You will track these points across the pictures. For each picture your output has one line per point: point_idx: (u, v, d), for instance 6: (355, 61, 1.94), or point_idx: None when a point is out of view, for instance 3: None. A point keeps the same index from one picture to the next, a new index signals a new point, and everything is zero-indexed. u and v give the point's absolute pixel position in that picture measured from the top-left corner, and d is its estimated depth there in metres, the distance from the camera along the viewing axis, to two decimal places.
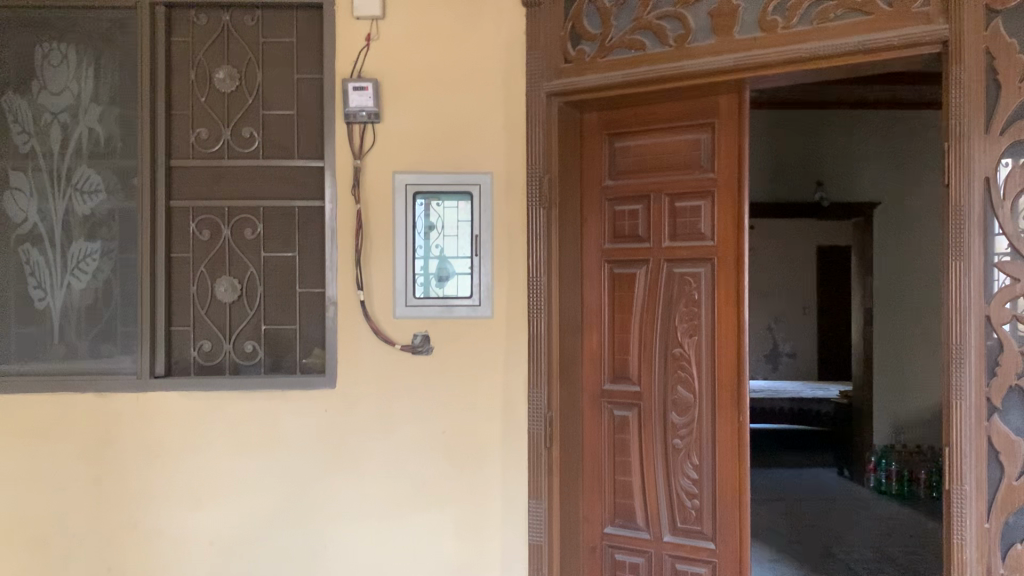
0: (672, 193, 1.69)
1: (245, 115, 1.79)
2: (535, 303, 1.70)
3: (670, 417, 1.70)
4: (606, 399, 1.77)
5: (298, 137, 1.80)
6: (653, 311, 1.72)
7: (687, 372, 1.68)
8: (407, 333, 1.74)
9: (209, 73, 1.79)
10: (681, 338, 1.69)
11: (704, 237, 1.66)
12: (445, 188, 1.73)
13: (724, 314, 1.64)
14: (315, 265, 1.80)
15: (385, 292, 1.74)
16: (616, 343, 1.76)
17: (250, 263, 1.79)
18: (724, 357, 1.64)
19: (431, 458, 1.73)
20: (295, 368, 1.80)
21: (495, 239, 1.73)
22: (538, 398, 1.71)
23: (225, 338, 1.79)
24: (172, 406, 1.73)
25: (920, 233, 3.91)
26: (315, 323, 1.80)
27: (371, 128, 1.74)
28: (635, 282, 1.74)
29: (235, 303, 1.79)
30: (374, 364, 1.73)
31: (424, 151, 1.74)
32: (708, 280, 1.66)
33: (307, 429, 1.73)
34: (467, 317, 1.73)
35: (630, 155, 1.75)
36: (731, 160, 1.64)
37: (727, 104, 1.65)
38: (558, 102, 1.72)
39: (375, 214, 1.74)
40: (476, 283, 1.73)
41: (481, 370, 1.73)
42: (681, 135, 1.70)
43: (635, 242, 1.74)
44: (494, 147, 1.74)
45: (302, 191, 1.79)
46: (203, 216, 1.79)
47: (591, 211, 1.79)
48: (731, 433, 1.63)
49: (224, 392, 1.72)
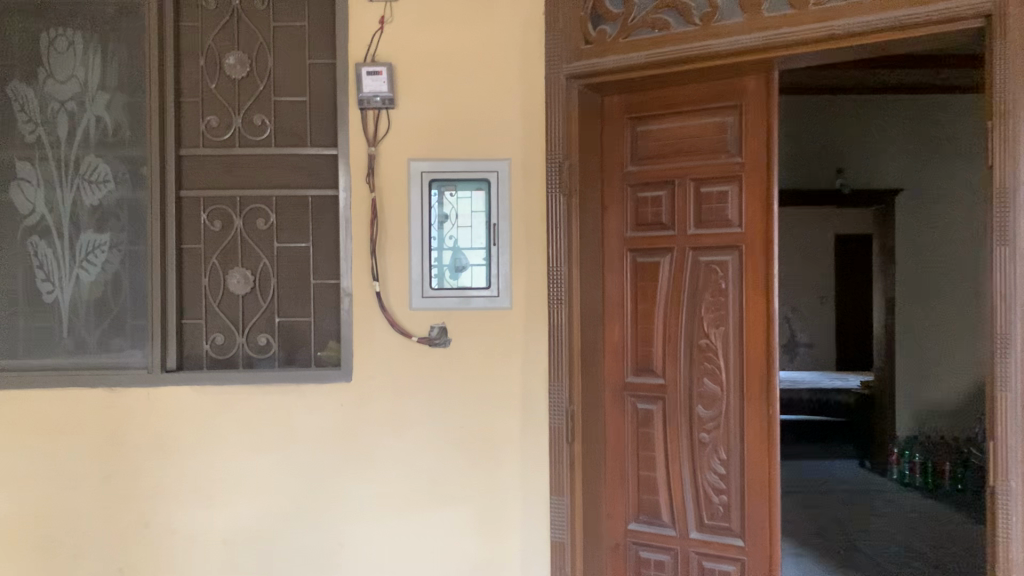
0: (697, 179, 1.64)
1: (256, 101, 1.74)
2: (556, 293, 1.66)
3: (696, 411, 1.65)
4: (629, 392, 1.71)
5: (311, 124, 1.75)
6: (678, 300, 1.66)
7: (714, 364, 1.63)
8: (424, 326, 1.69)
9: (219, 58, 1.74)
10: (707, 329, 1.64)
11: (731, 223, 1.61)
12: (461, 176, 1.68)
13: (752, 303, 1.59)
14: (329, 256, 1.75)
15: (401, 283, 1.69)
16: (640, 335, 1.71)
17: (263, 254, 1.74)
18: (752, 347, 1.59)
19: (449, 454, 1.69)
20: (309, 362, 1.75)
21: (514, 228, 1.68)
22: (559, 391, 1.66)
23: (238, 331, 1.74)
24: (185, 401, 1.69)
25: (944, 220, 3.81)
26: (329, 315, 1.75)
27: (386, 114, 1.69)
28: (658, 272, 1.68)
29: (248, 295, 1.75)
30: (390, 358, 1.68)
31: (440, 137, 1.69)
32: (736, 269, 1.61)
33: (322, 424, 1.69)
34: (485, 308, 1.68)
35: (652, 140, 1.69)
36: (758, 143, 1.58)
37: (754, 86, 1.59)
38: (579, 85, 1.67)
39: (389, 203, 1.69)
40: (493, 273, 1.68)
41: (500, 363, 1.68)
42: (706, 118, 1.64)
43: (659, 229, 1.68)
44: (512, 132, 1.69)
45: (314, 180, 1.74)
46: (214, 206, 1.74)
47: (612, 198, 1.73)
48: (761, 426, 1.59)
49: (237, 387, 1.68)
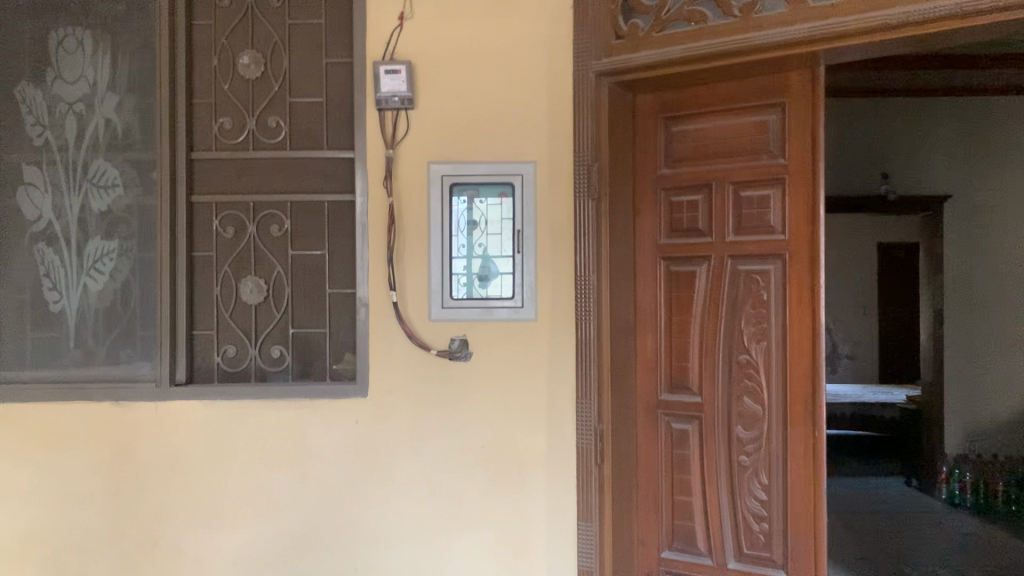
0: (737, 182, 1.53)
1: (271, 102, 1.67)
2: (584, 304, 1.55)
3: (735, 431, 1.53)
4: (662, 411, 1.60)
5: (327, 126, 1.66)
6: (716, 313, 1.55)
7: (755, 382, 1.52)
8: (444, 338, 1.59)
9: (233, 58, 1.67)
10: (747, 344, 1.52)
11: (773, 230, 1.50)
12: (486, 180, 1.58)
13: (797, 316, 1.48)
14: (346, 265, 1.66)
15: (420, 293, 1.59)
16: (674, 350, 1.59)
17: (277, 262, 1.66)
18: (796, 364, 1.48)
19: (470, 475, 1.59)
20: (324, 375, 1.66)
21: (540, 235, 1.58)
22: (587, 409, 1.55)
23: (250, 342, 1.67)
24: (194, 416, 1.61)
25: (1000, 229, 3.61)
26: (346, 327, 1.66)
27: (405, 115, 1.60)
28: (694, 282, 1.57)
29: (261, 305, 1.67)
30: (409, 372, 1.59)
31: (462, 140, 1.60)
32: (779, 279, 1.50)
33: (337, 442, 1.60)
34: (509, 320, 1.58)
35: (688, 140, 1.59)
36: (804, 143, 1.47)
37: (799, 83, 1.47)
38: (609, 82, 1.56)
39: (408, 208, 1.60)
40: (519, 282, 1.58)
41: (525, 379, 1.58)
42: (746, 117, 1.53)
43: (695, 236, 1.57)
44: (538, 133, 1.59)
45: (331, 185, 1.66)
46: (226, 212, 1.67)
47: (645, 203, 1.62)
48: (805, 450, 1.47)
49: (249, 401, 1.60)
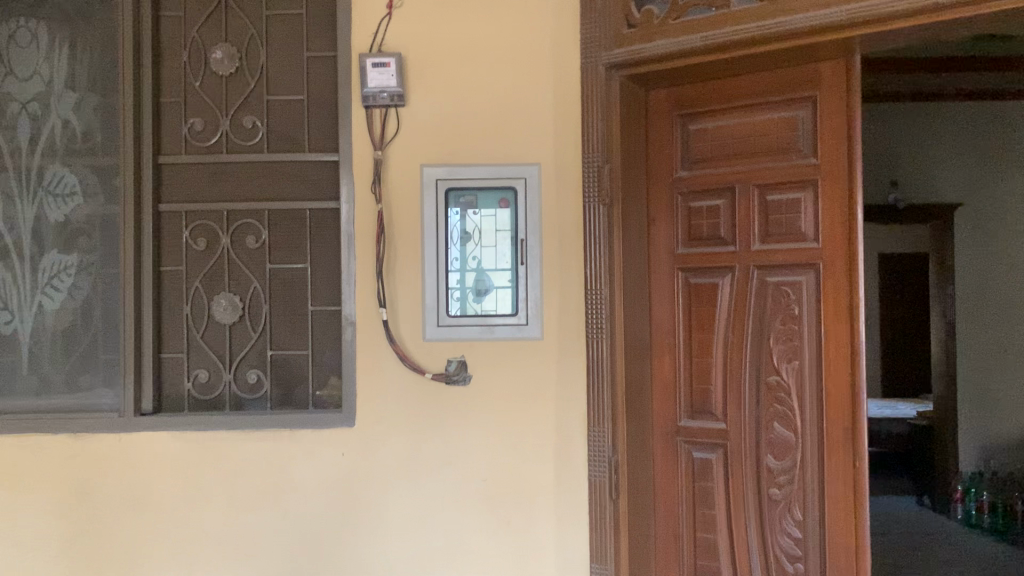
0: (763, 184, 1.38)
1: (246, 101, 1.51)
2: (596, 321, 1.40)
3: (765, 461, 1.38)
4: (682, 439, 1.45)
5: (309, 127, 1.51)
6: (742, 330, 1.40)
7: (786, 407, 1.36)
8: (440, 361, 1.43)
9: (204, 53, 1.51)
10: (777, 364, 1.37)
11: (805, 237, 1.35)
12: (485, 184, 1.43)
13: (834, 333, 1.33)
14: (330, 280, 1.51)
15: (413, 310, 1.44)
16: (695, 372, 1.44)
17: (253, 277, 1.50)
18: (833, 385, 1.33)
19: (470, 513, 1.42)
20: (307, 403, 1.50)
21: (546, 245, 1.43)
22: (600, 437, 1.40)
23: (224, 367, 1.50)
24: (163, 448, 1.44)
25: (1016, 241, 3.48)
26: (330, 348, 1.50)
27: (394, 113, 1.45)
28: (717, 295, 1.42)
29: (235, 325, 1.51)
30: (400, 398, 1.43)
31: (459, 141, 1.44)
32: (813, 292, 1.35)
33: (321, 478, 1.43)
34: (513, 339, 1.42)
35: (708, 139, 1.44)
36: (838, 140, 1.32)
37: (832, 74, 1.33)
38: (620, 76, 1.41)
39: (399, 216, 1.44)
40: (523, 297, 1.42)
41: (530, 405, 1.42)
42: (772, 113, 1.38)
43: (716, 245, 1.42)
44: (542, 132, 1.44)
45: (312, 191, 1.50)
46: (197, 222, 1.51)
47: (660, 210, 1.47)
48: (844, 483, 1.31)
49: (223, 432, 1.44)
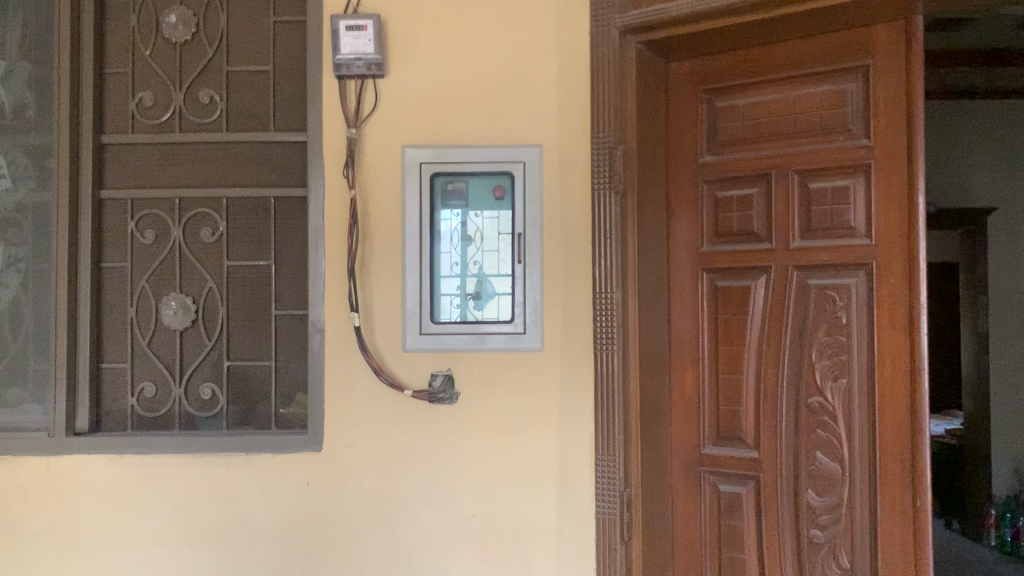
0: (804, 170, 1.17)
1: (203, 73, 1.31)
2: (605, 329, 1.18)
3: (804, 497, 1.16)
4: (705, 468, 1.23)
5: (274, 103, 1.30)
6: (778, 342, 1.18)
7: (831, 433, 1.15)
8: (423, 376, 1.22)
9: (156, 17, 1.32)
10: (820, 383, 1.16)
11: (855, 232, 1.14)
12: (476, 169, 1.22)
13: (889, 347, 1.11)
14: (298, 281, 1.30)
15: (392, 315, 1.23)
16: (722, 391, 1.23)
17: (208, 275, 1.30)
18: (889, 410, 1.11)
19: (456, 555, 1.21)
20: (269, 422, 1.29)
21: (547, 241, 1.22)
22: (609, 466, 1.18)
23: (174, 380, 1.30)
24: (98, 474, 1.24)
25: None
26: (297, 358, 1.30)
27: (372, 85, 1.24)
28: (749, 300, 1.20)
29: (187, 331, 1.30)
30: (376, 418, 1.22)
31: (447, 119, 1.24)
32: (864, 297, 1.13)
33: (281, 513, 1.22)
34: (507, 350, 1.21)
35: (738, 118, 1.23)
36: (896, 118, 1.11)
37: (889, 40, 1.11)
38: (636, 42, 1.20)
39: (376, 207, 1.23)
40: (519, 301, 1.21)
41: (528, 429, 1.21)
42: (816, 87, 1.17)
43: (748, 242, 1.21)
44: (544, 109, 1.23)
45: (278, 176, 1.29)
46: (145, 211, 1.31)
47: (680, 200, 1.26)
48: (902, 528, 1.10)
49: (169, 456, 1.23)
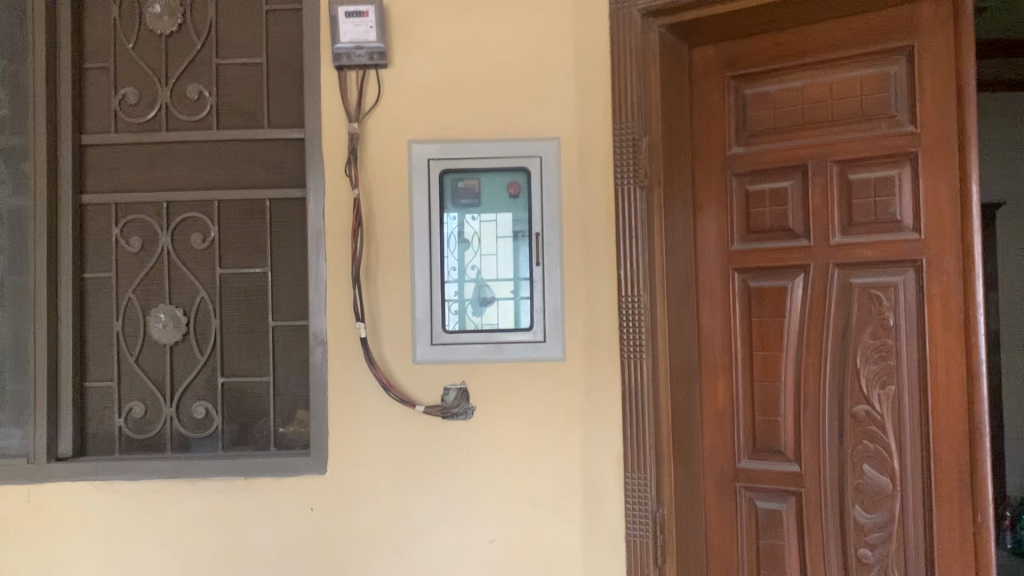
0: (843, 160, 1.09)
1: (191, 67, 1.22)
2: (632, 335, 1.09)
3: (852, 513, 1.08)
4: (741, 484, 1.14)
5: (268, 97, 1.21)
6: (819, 346, 1.09)
7: (879, 444, 1.06)
8: (435, 390, 1.13)
9: (140, 8, 1.22)
10: (867, 389, 1.07)
11: (902, 226, 1.05)
12: (489, 165, 1.13)
13: (943, 350, 1.03)
14: (296, 289, 1.20)
15: (401, 324, 1.13)
16: (757, 400, 1.14)
17: (200, 285, 1.20)
18: (943, 418, 1.02)
19: None
20: (268, 443, 1.19)
21: (566, 240, 1.13)
22: (639, 485, 1.09)
23: (164, 399, 1.20)
24: (84, 503, 1.14)
25: None
26: (297, 372, 1.20)
27: (374, 77, 1.15)
28: (786, 302, 1.12)
29: (178, 346, 1.20)
30: (384, 436, 1.13)
31: (456, 111, 1.15)
32: (913, 296, 1.05)
33: (283, 543, 1.12)
34: (525, 360, 1.12)
35: (770, 106, 1.14)
36: (945, 103, 1.02)
37: (935, 17, 1.03)
38: (659, 26, 1.11)
39: (381, 207, 1.14)
40: (538, 307, 1.12)
41: (550, 445, 1.12)
42: (855, 71, 1.08)
43: (783, 238, 1.12)
44: (561, 99, 1.14)
45: (274, 177, 1.20)
46: (130, 217, 1.21)
47: (708, 195, 1.17)
48: (961, 547, 1.01)
49: (160, 482, 1.14)
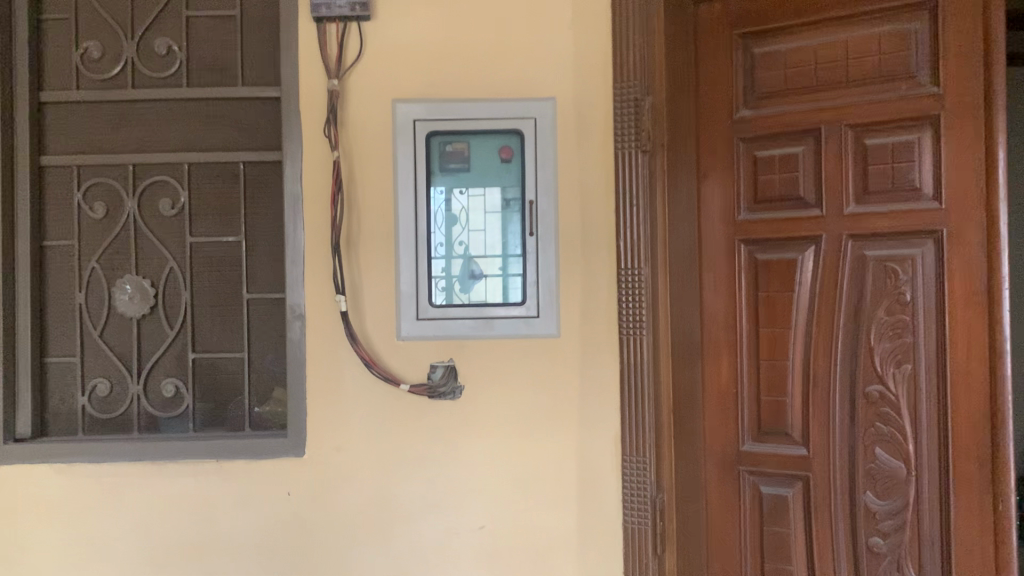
0: (860, 123, 1.01)
1: (159, 20, 1.13)
2: (631, 311, 1.03)
3: (863, 499, 1.01)
4: (744, 467, 1.06)
5: (242, 53, 1.12)
6: (830, 322, 1.02)
7: (893, 427, 1.00)
8: (421, 368, 1.05)
9: None
10: (881, 368, 1.00)
11: (922, 194, 0.98)
12: (479, 127, 1.05)
13: (963, 328, 0.97)
14: (273, 259, 1.13)
15: (384, 298, 1.06)
16: (763, 380, 1.06)
17: (170, 254, 1.12)
18: (962, 401, 0.97)
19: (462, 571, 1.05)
20: (242, 423, 1.12)
21: (562, 208, 1.05)
22: (638, 470, 1.04)
23: (131, 376, 1.12)
24: (44, 488, 1.07)
25: None
26: (274, 348, 1.12)
27: (356, 31, 1.07)
28: (796, 275, 1.04)
29: (145, 319, 1.12)
30: (366, 417, 1.05)
31: (445, 69, 1.07)
32: (933, 269, 0.98)
33: (259, 530, 1.06)
34: (517, 336, 1.05)
35: (780, 65, 1.05)
36: (970, 62, 0.96)
37: None
38: None
39: (364, 172, 1.06)
40: (532, 280, 1.05)
41: (544, 426, 1.05)
42: (874, 27, 1.01)
43: (794, 208, 1.04)
44: (558, 57, 1.06)
45: (249, 139, 1.12)
46: (94, 181, 1.13)
47: (712, 159, 1.08)
48: (979, 536, 0.96)
49: (126, 465, 1.06)
